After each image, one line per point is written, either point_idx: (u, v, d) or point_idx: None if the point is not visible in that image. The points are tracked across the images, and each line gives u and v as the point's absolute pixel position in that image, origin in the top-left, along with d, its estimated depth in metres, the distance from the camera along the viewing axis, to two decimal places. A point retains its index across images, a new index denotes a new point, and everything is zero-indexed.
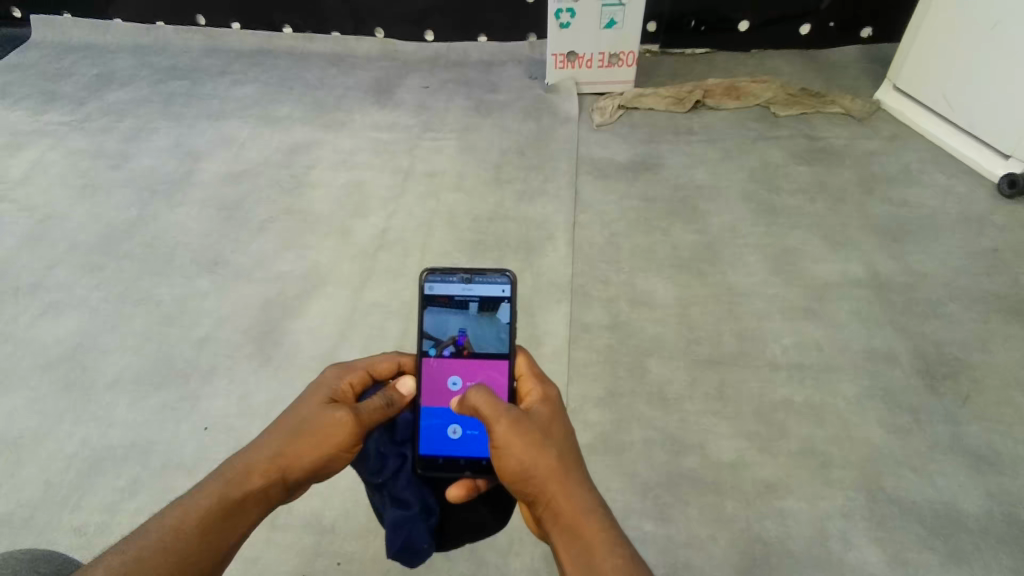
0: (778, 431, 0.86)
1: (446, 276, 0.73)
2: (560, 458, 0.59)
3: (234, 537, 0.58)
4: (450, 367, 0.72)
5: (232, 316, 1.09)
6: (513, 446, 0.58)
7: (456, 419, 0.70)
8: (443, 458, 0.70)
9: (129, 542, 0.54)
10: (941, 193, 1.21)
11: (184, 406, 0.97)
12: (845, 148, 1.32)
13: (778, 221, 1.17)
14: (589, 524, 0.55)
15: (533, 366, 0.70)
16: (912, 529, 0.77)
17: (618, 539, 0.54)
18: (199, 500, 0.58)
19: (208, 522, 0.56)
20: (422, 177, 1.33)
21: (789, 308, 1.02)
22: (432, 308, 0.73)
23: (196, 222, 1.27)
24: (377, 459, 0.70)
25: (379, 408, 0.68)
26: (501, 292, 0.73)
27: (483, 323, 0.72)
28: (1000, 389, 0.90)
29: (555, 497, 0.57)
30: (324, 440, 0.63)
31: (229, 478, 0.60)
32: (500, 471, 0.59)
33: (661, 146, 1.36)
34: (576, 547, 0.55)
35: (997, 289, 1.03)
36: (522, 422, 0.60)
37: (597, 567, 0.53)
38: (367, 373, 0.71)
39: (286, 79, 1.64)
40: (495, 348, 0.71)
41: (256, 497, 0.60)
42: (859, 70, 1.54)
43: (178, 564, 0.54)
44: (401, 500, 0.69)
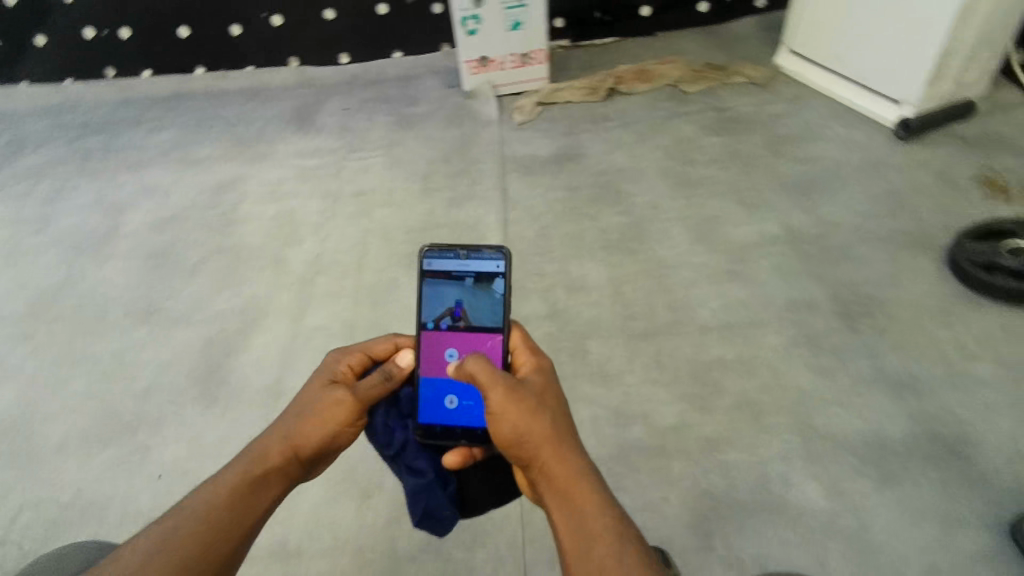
0: (714, 390, 0.91)
1: (443, 251, 0.72)
2: (554, 426, 0.58)
3: (256, 513, 0.59)
4: (448, 339, 0.71)
5: (174, 362, 1.09)
6: (508, 413, 0.58)
7: (453, 389, 0.70)
8: (440, 427, 0.70)
9: (156, 526, 0.56)
10: (844, 145, 1.28)
11: (135, 457, 0.97)
12: (752, 114, 1.38)
13: (697, 192, 1.23)
14: (582, 488, 0.55)
15: (527, 340, 0.69)
16: (845, 461, 0.82)
17: (610, 505, 0.54)
18: (220, 484, 0.60)
19: (230, 502, 0.58)
20: (351, 198, 1.35)
21: (714, 273, 1.07)
22: (430, 283, 0.72)
23: (128, 274, 1.26)
24: (385, 432, 0.70)
25: (378, 384, 0.69)
26: (495, 268, 0.71)
27: (479, 297, 0.71)
28: (912, 320, 0.96)
29: (548, 463, 0.57)
30: (329, 418, 0.65)
31: (245, 463, 0.62)
32: (495, 435, 0.59)
33: (581, 136, 1.41)
34: (568, 510, 0.54)
35: (901, 227, 1.10)
36: (517, 390, 0.59)
37: (589, 528, 0.53)
38: (365, 355, 0.71)
39: (204, 120, 1.63)
40: (489, 322, 0.70)
41: (272, 476, 0.62)
42: (758, 39, 1.61)
43: (205, 539, 0.56)
44: (415, 469, 0.70)
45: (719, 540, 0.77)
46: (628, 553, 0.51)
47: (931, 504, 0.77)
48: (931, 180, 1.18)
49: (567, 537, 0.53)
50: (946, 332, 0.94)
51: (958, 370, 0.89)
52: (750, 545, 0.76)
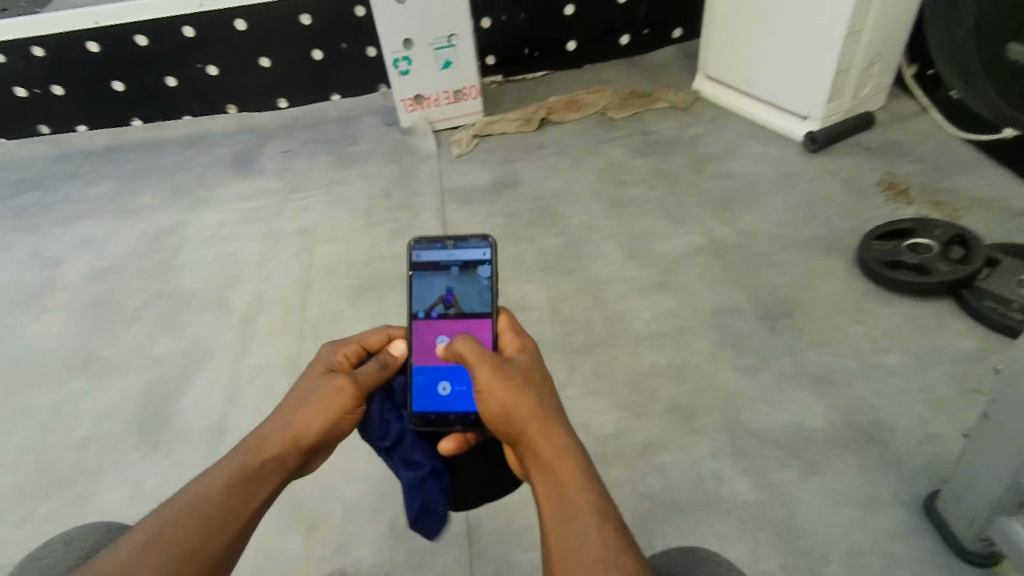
0: (649, 396, 0.95)
1: (431, 242, 0.71)
2: (541, 402, 0.57)
3: (257, 502, 0.58)
4: (440, 327, 0.69)
5: (114, 410, 1.07)
6: (495, 390, 0.57)
7: (445, 375, 0.68)
8: (435, 414, 0.67)
9: (153, 518, 0.55)
10: (760, 160, 1.36)
11: (74, 509, 0.94)
12: (675, 136, 1.47)
13: (627, 211, 1.29)
14: (566, 464, 0.54)
15: (515, 323, 0.67)
16: (772, 453, 0.86)
17: (593, 480, 0.53)
18: (221, 471, 0.59)
19: (230, 488, 0.57)
20: (294, 236, 1.36)
21: (645, 286, 1.12)
22: (419, 274, 0.70)
23: (65, 326, 1.24)
24: (381, 424, 0.68)
25: (374, 372, 0.67)
26: (483, 256, 0.70)
27: (468, 285, 0.69)
28: (827, 317, 1.02)
29: (534, 438, 0.55)
30: (329, 405, 0.63)
31: (245, 451, 0.60)
32: (483, 413, 0.57)
33: (517, 165, 1.46)
34: (552, 485, 0.53)
35: (815, 233, 1.17)
36: (504, 368, 0.58)
37: (571, 504, 0.51)
38: (360, 346, 0.69)
39: (143, 168, 1.64)
40: (479, 307, 0.68)
41: (272, 464, 0.60)
42: (679, 67, 1.71)
43: (206, 524, 0.55)
44: (411, 461, 0.67)
45: (658, 540, 0.80)
46: (607, 528, 0.50)
47: (853, 488, 0.81)
48: (840, 188, 1.26)
49: (549, 512, 0.51)
50: (859, 326, 1.00)
51: (871, 361, 0.95)
52: (687, 542, 0.79)
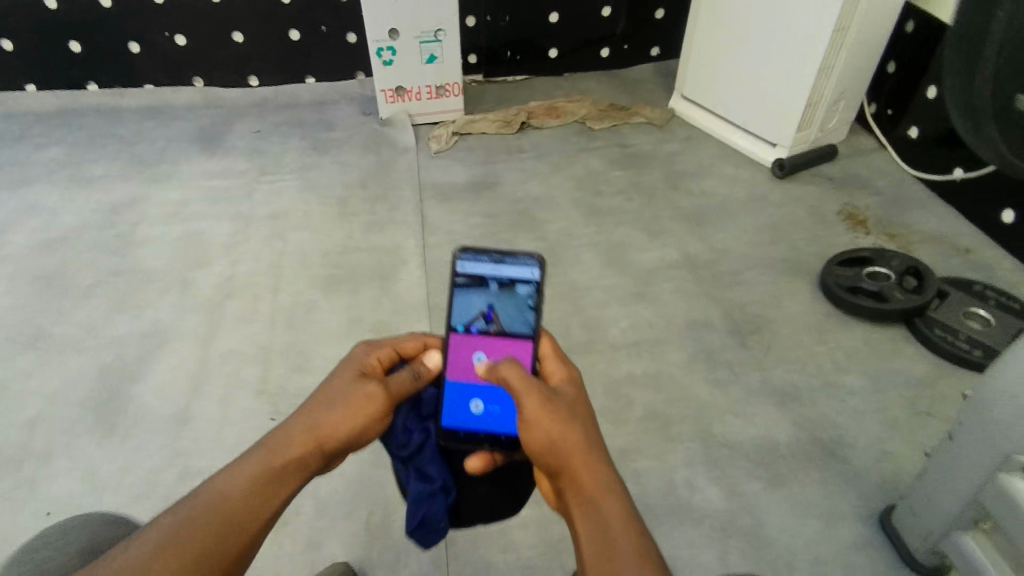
0: (625, 404, 0.97)
1: (478, 254, 0.68)
2: (586, 437, 0.57)
3: (272, 509, 0.54)
4: (478, 343, 0.68)
5: (63, 391, 1.01)
6: (541, 420, 0.57)
7: (480, 393, 0.67)
8: (463, 431, 0.67)
9: (157, 524, 0.50)
10: (731, 181, 1.42)
11: (19, 494, 0.88)
12: (652, 151, 1.51)
13: (605, 220, 1.31)
14: (608, 500, 0.53)
15: (558, 347, 0.66)
16: (742, 464, 0.90)
17: (633, 519, 0.52)
18: (243, 468, 0.54)
19: (253, 488, 0.53)
20: (265, 220, 1.32)
21: (622, 295, 1.15)
22: (462, 286, 0.69)
23: (9, 298, 1.16)
24: (403, 433, 0.67)
25: (405, 381, 0.67)
26: (530, 275, 0.68)
27: (510, 303, 0.68)
28: (793, 336, 1.08)
29: (577, 473, 0.55)
30: (358, 411, 0.61)
31: (268, 448, 0.56)
32: (526, 440, 0.58)
33: (496, 166, 1.46)
34: (592, 519, 0.52)
35: (782, 254, 1.23)
36: (552, 399, 0.58)
37: (610, 541, 0.50)
38: (393, 351, 0.69)
39: (99, 136, 1.55)
40: (521, 328, 0.67)
41: (292, 467, 0.56)
42: (655, 83, 1.76)
43: (225, 526, 0.51)
44: (424, 474, 0.67)
45: None
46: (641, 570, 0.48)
47: (816, 500, 0.86)
48: (805, 214, 1.33)
49: (587, 547, 0.51)
50: (822, 347, 1.06)
51: (833, 381, 1.00)
52: (661, 548, 0.82)
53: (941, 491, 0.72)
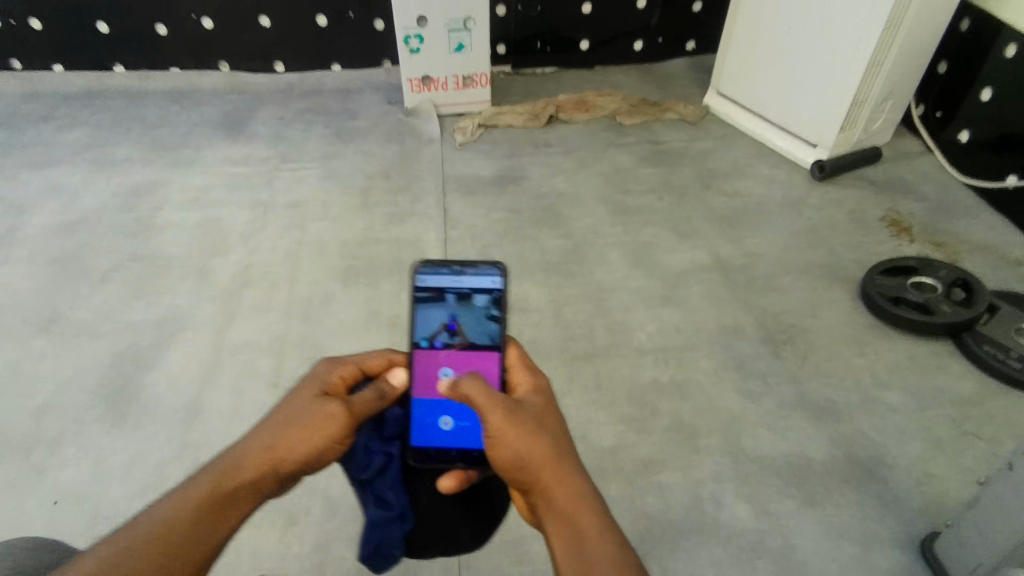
0: (650, 412, 0.93)
1: (437, 266, 0.65)
2: (555, 447, 0.55)
3: (219, 533, 0.54)
4: (443, 358, 0.64)
5: (76, 376, 0.99)
6: (508, 436, 0.54)
7: (449, 409, 0.64)
8: (435, 450, 0.63)
9: (103, 547, 0.51)
10: (767, 182, 1.36)
11: (28, 480, 0.87)
12: (683, 149, 1.45)
13: (633, 219, 1.26)
14: (584, 513, 0.53)
15: (524, 355, 0.64)
16: (773, 481, 0.85)
17: (611, 529, 0.52)
18: (190, 493, 0.54)
19: (197, 517, 0.53)
20: (285, 208, 1.29)
21: (649, 298, 1.10)
22: (421, 298, 0.64)
23: (28, 279, 1.15)
24: (364, 455, 0.63)
25: (370, 401, 0.61)
26: (492, 284, 0.64)
27: (472, 314, 0.64)
28: (830, 347, 1.02)
29: (549, 486, 0.54)
30: (316, 433, 0.57)
31: (218, 472, 0.55)
32: (491, 456, 0.55)
33: (522, 160, 1.42)
34: (570, 535, 0.52)
35: (819, 260, 1.17)
36: (516, 413, 0.55)
37: (591, 557, 0.51)
38: (358, 368, 0.63)
39: (124, 119, 1.54)
40: (486, 339, 0.64)
41: (241, 493, 0.55)
42: (689, 79, 1.70)
43: (166, 557, 0.51)
44: (383, 499, 0.64)
45: (655, 562, 0.78)
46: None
47: (852, 523, 0.81)
48: (844, 219, 1.26)
49: (566, 564, 0.51)
50: (860, 360, 1.00)
51: (872, 397, 0.95)
52: (684, 567, 0.77)
53: (1009, 521, 0.66)
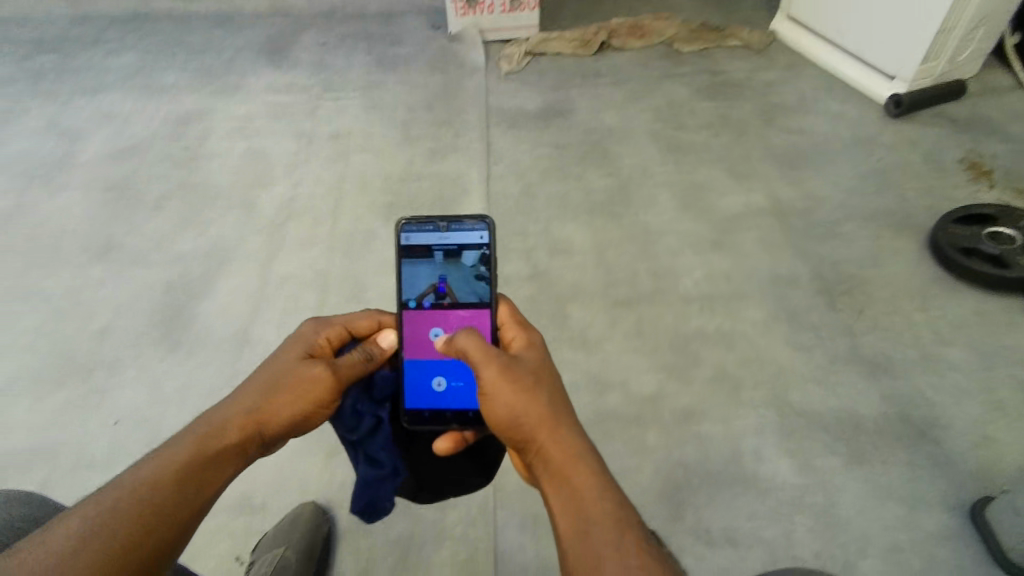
0: (693, 361, 0.91)
1: (422, 223, 0.62)
2: (551, 405, 0.51)
3: (209, 494, 0.49)
4: (433, 318, 0.62)
5: (132, 303, 1.03)
6: (502, 392, 0.51)
7: (441, 370, 0.62)
8: (428, 412, 0.62)
9: (82, 510, 0.44)
10: (835, 119, 1.26)
11: (89, 402, 0.91)
12: (745, 80, 1.35)
13: (685, 158, 1.20)
14: (581, 471, 0.47)
15: (516, 313, 0.61)
16: (818, 437, 0.83)
17: (611, 488, 0.46)
18: (179, 449, 0.49)
19: (189, 473, 0.48)
20: (327, 140, 1.27)
21: (698, 243, 1.05)
22: (407, 259, 0.62)
23: (84, 207, 1.18)
24: (353, 417, 0.61)
25: (357, 364, 0.60)
26: (479, 240, 0.62)
27: (461, 272, 0.62)
28: (890, 300, 0.96)
29: (544, 445, 0.49)
30: (302, 395, 0.55)
31: (207, 429, 0.51)
32: (487, 416, 0.52)
33: (570, 92, 1.35)
34: (565, 494, 0.46)
35: (886, 206, 1.09)
36: (512, 367, 0.52)
37: (589, 515, 0.45)
38: (345, 330, 0.62)
39: (168, 44, 1.52)
40: (475, 298, 0.61)
41: (233, 451, 0.51)
42: (755, 2, 1.56)
43: (159, 515, 0.45)
44: (374, 459, 0.62)
45: (690, 511, 0.78)
46: (632, 541, 0.43)
47: (900, 483, 0.78)
48: (918, 160, 1.16)
49: (562, 524, 0.45)
50: (923, 315, 0.94)
51: (931, 353, 0.90)
52: (720, 517, 0.77)
53: None
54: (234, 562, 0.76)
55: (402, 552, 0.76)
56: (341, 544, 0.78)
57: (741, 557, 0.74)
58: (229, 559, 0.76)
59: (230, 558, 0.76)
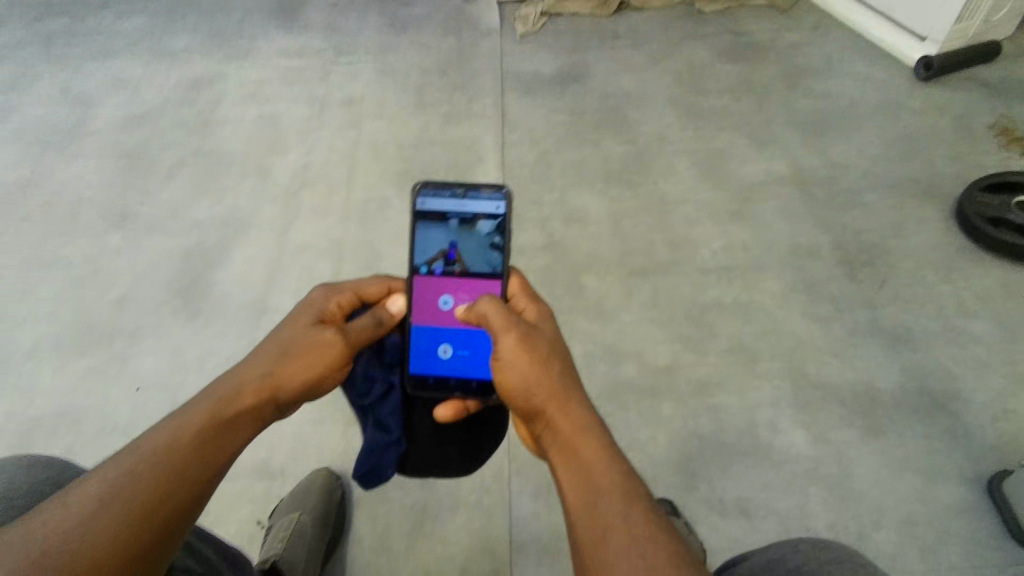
0: (708, 332, 0.90)
1: (438, 188, 0.60)
2: (564, 378, 0.50)
3: (226, 459, 0.47)
4: (443, 286, 0.62)
5: (149, 272, 1.04)
6: (517, 362, 0.51)
7: (448, 338, 0.62)
8: (433, 379, 0.62)
9: (96, 477, 0.41)
10: (862, 82, 1.21)
11: (111, 369, 0.93)
12: (769, 42, 1.30)
13: (705, 124, 1.17)
14: (590, 442, 0.46)
15: (529, 287, 0.61)
16: (835, 410, 0.82)
17: (620, 460, 0.45)
18: (191, 416, 0.47)
19: (205, 438, 0.46)
20: (339, 106, 1.26)
21: (717, 212, 1.03)
22: (420, 224, 0.61)
23: (100, 174, 1.18)
24: (364, 382, 0.62)
25: (367, 329, 0.60)
26: (494, 210, 0.60)
27: (474, 241, 0.61)
28: (913, 271, 0.94)
29: (554, 417, 0.48)
30: (314, 360, 0.55)
31: (220, 395, 0.49)
32: (501, 390, 0.52)
33: (587, 55, 1.31)
34: (572, 464, 0.45)
35: (912, 174, 1.06)
36: (529, 338, 0.52)
37: (595, 485, 0.43)
38: (355, 295, 0.61)
39: (179, 6, 1.50)
40: (486, 268, 0.61)
41: (247, 417, 0.49)
42: None
43: (176, 482, 0.43)
44: (382, 424, 0.64)
45: (703, 482, 0.78)
46: (639, 512, 0.41)
47: (916, 456, 0.78)
48: (948, 125, 1.12)
49: (568, 493, 0.44)
50: (946, 286, 0.92)
51: (953, 326, 0.88)
52: (733, 488, 0.78)
53: None
54: (254, 526, 0.78)
55: (418, 518, 0.78)
56: (358, 510, 0.79)
57: (754, 528, 0.75)
58: (250, 522, 0.79)
59: (252, 522, 0.79)
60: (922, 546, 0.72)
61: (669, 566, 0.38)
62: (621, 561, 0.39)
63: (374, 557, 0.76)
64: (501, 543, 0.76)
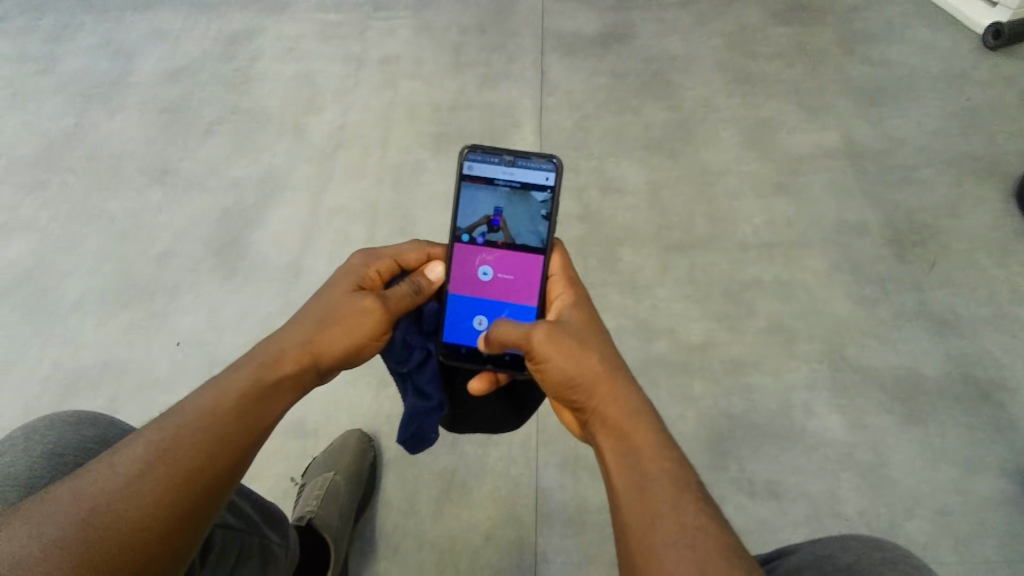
0: (746, 310, 0.88)
1: (488, 153, 0.59)
2: (604, 363, 0.50)
3: (266, 424, 0.47)
4: (483, 256, 0.61)
5: (189, 229, 1.05)
6: (552, 356, 0.50)
7: (484, 310, 0.61)
8: (467, 349, 0.61)
9: (140, 439, 0.42)
10: (924, 49, 1.14)
11: (152, 323, 0.96)
12: (826, 3, 1.23)
13: (754, 91, 1.12)
14: (636, 429, 0.46)
15: (568, 268, 0.60)
16: (874, 395, 0.80)
17: (668, 445, 0.45)
18: (232, 381, 0.47)
19: (245, 404, 0.46)
20: (376, 65, 1.24)
21: (761, 185, 1.00)
22: (466, 189, 0.59)
23: (140, 128, 1.19)
24: (403, 349, 0.60)
25: (406, 297, 0.58)
26: (544, 180, 0.59)
27: (520, 211, 0.59)
28: (966, 254, 0.90)
29: (600, 405, 0.48)
30: (352, 328, 0.54)
31: (260, 362, 0.50)
32: (541, 379, 0.52)
33: (632, 14, 1.26)
34: (620, 452, 0.45)
35: (973, 150, 1.00)
36: (560, 329, 0.51)
37: (645, 471, 0.43)
38: (394, 262, 0.60)
39: None
40: (529, 241, 0.60)
41: (286, 384, 0.50)
42: None
43: (218, 446, 0.43)
44: (421, 391, 0.62)
45: (733, 462, 0.78)
46: (689, 501, 0.41)
47: (955, 447, 0.76)
48: (1016, 97, 1.05)
49: (618, 480, 0.44)
50: (1001, 270, 0.88)
51: (1005, 312, 0.84)
52: (764, 470, 0.77)
53: None
54: (289, 484, 0.81)
55: (447, 483, 0.79)
56: (388, 472, 0.81)
57: (783, 511, 0.74)
58: (285, 480, 0.81)
59: (288, 479, 0.81)
60: (956, 537, 0.71)
61: (720, 559, 0.38)
62: (668, 550, 0.39)
63: (402, 519, 0.78)
64: (528, 512, 0.77)
